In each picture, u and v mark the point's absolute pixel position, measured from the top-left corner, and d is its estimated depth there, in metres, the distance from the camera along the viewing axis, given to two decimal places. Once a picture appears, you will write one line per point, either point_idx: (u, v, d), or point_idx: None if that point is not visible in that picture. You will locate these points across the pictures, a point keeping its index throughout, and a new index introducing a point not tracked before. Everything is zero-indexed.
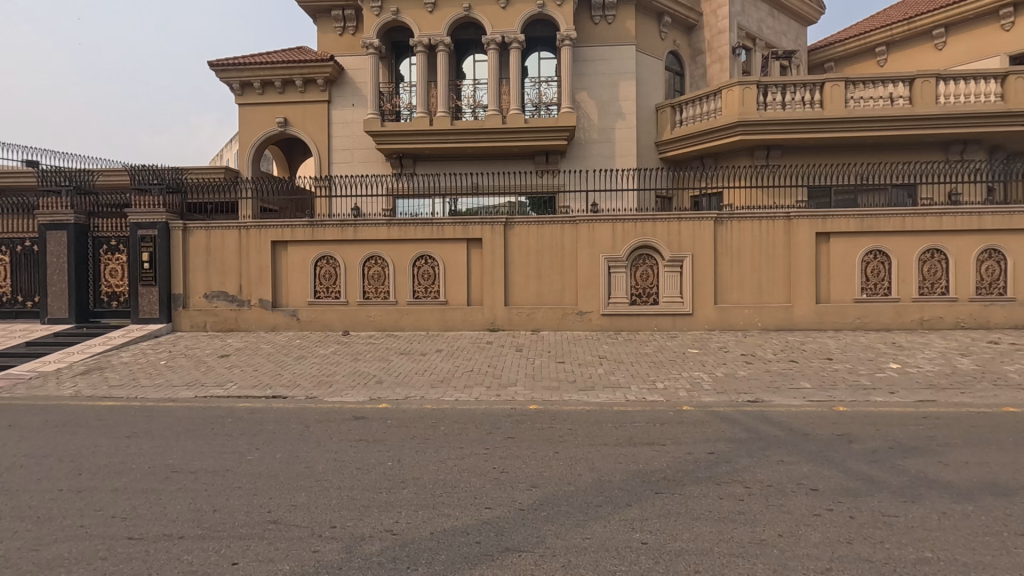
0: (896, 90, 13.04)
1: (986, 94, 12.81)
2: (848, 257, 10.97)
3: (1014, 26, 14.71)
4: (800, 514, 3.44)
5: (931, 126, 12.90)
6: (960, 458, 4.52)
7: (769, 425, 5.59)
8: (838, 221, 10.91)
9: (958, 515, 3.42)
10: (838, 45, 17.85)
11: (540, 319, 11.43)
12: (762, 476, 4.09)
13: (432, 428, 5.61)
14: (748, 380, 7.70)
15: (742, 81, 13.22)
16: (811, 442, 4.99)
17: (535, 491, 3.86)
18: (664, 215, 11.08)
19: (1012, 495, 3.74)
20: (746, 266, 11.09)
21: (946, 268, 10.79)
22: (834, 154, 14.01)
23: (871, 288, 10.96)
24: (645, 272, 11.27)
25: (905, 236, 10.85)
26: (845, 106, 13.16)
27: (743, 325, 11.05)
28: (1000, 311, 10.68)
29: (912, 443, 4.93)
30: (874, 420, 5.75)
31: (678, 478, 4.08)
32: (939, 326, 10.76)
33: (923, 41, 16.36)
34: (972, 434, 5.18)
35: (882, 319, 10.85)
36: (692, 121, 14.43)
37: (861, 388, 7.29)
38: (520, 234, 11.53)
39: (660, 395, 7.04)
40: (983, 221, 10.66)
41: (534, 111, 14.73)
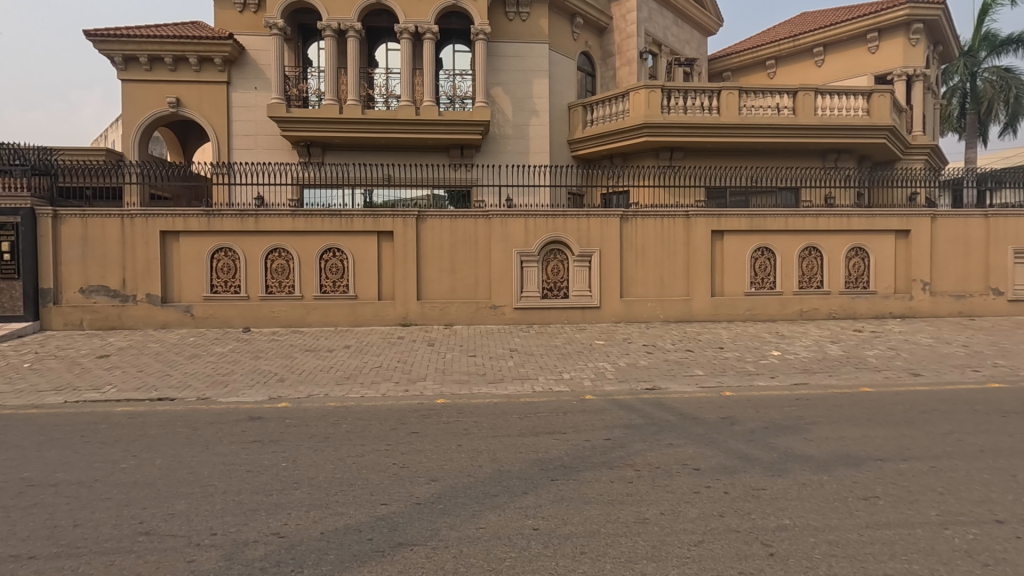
0: (782, 101, 14.27)
1: (855, 109, 14.33)
2: (740, 253, 11.85)
3: (879, 48, 16.53)
4: (681, 492, 3.68)
5: (811, 134, 14.19)
6: (821, 434, 5.05)
7: (663, 411, 5.94)
8: (731, 220, 11.75)
9: (814, 484, 3.83)
10: (734, 56, 19.20)
11: (453, 314, 11.39)
12: (651, 459, 4.34)
13: (333, 426, 5.43)
14: (647, 369, 8.12)
15: (648, 84, 13.87)
16: (698, 426, 5.36)
17: (434, 485, 3.85)
18: (575, 211, 11.40)
19: (861, 465, 4.22)
20: (649, 261, 11.67)
21: (820, 264, 11.96)
22: (729, 158, 15.05)
23: (759, 282, 11.92)
24: (555, 266, 11.54)
25: (788, 235, 11.90)
26: (739, 113, 14.16)
27: (647, 318, 11.64)
28: (865, 302, 12.00)
29: (785, 422, 5.44)
30: (754, 403, 6.29)
31: (574, 464, 4.23)
32: (815, 317, 11.91)
33: (805, 58, 17.99)
34: (834, 413, 5.80)
35: (768, 311, 11.84)
36: (603, 121, 14.97)
37: (746, 374, 7.93)
38: (432, 227, 11.40)
39: (565, 385, 7.30)
40: (851, 223, 11.93)
41: (448, 104, 14.63)
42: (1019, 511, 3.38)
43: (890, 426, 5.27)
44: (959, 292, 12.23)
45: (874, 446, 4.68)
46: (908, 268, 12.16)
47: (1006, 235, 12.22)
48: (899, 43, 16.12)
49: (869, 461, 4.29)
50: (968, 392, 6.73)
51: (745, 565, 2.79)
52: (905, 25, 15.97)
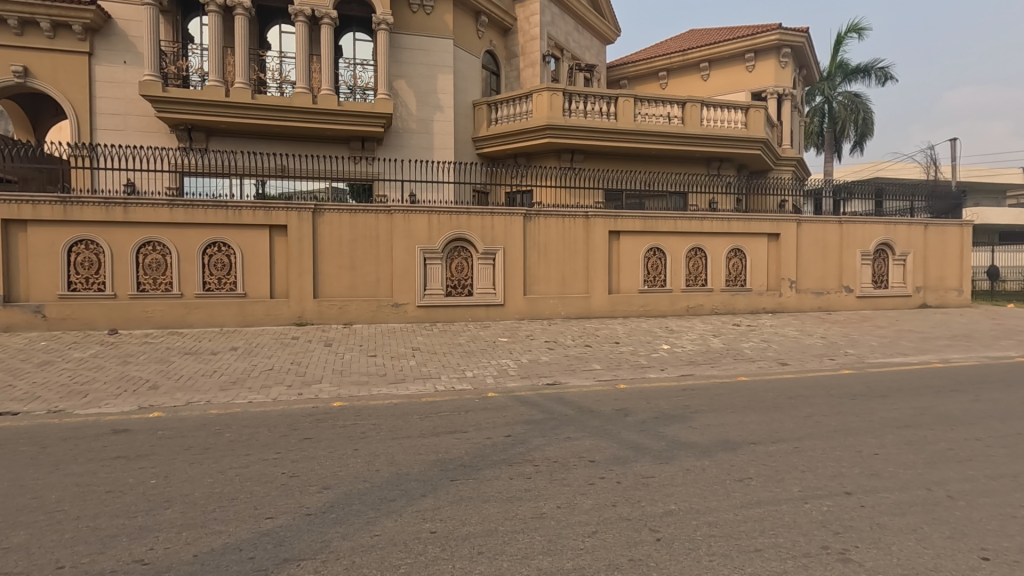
0: (673, 110, 15.22)
1: (735, 121, 15.64)
2: (635, 253, 12.49)
3: (755, 68, 18.19)
4: (577, 485, 3.79)
5: (698, 143, 15.28)
6: (704, 421, 5.44)
7: (562, 405, 6.10)
8: (627, 221, 12.35)
9: (697, 470, 4.11)
10: (630, 65, 20.16)
11: (353, 312, 10.96)
12: (550, 454, 4.43)
13: (215, 436, 4.98)
14: (548, 365, 8.31)
15: (551, 87, 14.23)
16: (594, 418, 5.56)
17: (326, 493, 3.65)
18: (479, 208, 11.39)
19: (736, 449, 4.60)
20: (551, 259, 11.96)
21: (705, 264, 12.94)
22: (625, 161, 15.80)
23: (651, 280, 12.65)
24: (459, 263, 11.46)
25: (677, 237, 12.73)
26: (634, 119, 14.93)
27: (549, 314, 11.92)
28: (743, 299, 13.15)
29: (672, 412, 5.80)
30: (646, 394, 6.65)
31: (474, 463, 4.21)
32: (700, 313, 12.85)
33: (692, 71, 19.32)
34: (715, 401, 6.28)
35: (659, 307, 12.60)
36: (507, 120, 15.13)
37: (640, 367, 8.38)
38: (330, 222, 10.87)
39: (468, 383, 7.26)
40: (731, 226, 13.02)
41: (348, 94, 14.01)
42: (863, 481, 3.85)
43: (762, 411, 5.80)
44: (819, 290, 13.78)
45: (749, 430, 5.12)
46: (778, 268, 13.50)
47: (855, 240, 13.97)
48: (771, 64, 17.90)
49: (744, 445, 4.68)
50: (824, 378, 7.59)
51: (635, 552, 2.91)
52: (776, 48, 17.76)
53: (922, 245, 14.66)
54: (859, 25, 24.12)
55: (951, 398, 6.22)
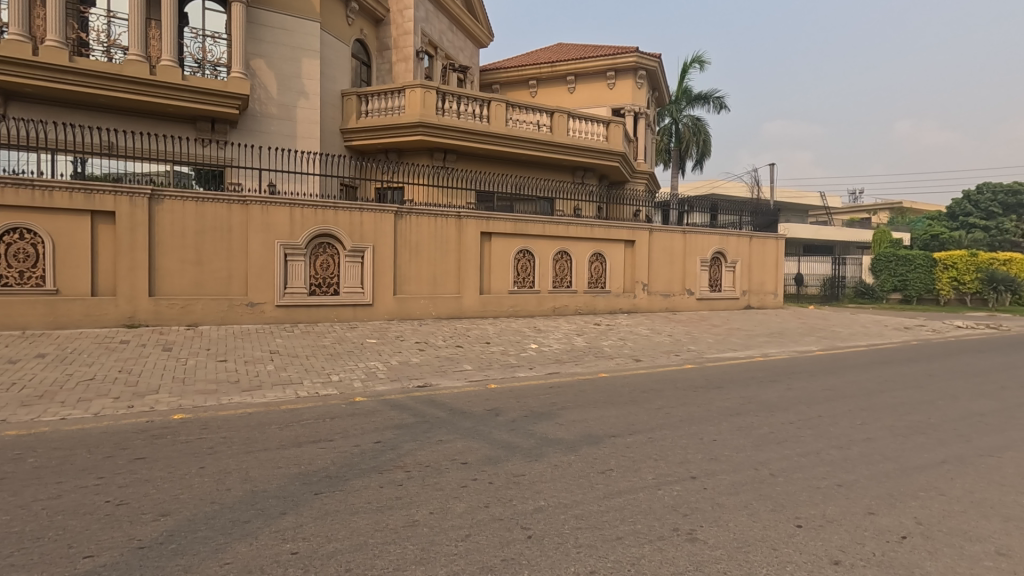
0: (542, 119, 15.83)
1: (598, 134, 16.71)
2: (505, 254, 12.78)
3: (615, 86, 19.61)
4: (450, 489, 3.75)
5: (565, 151, 16.07)
6: (569, 417, 5.71)
7: (434, 408, 6.02)
8: (498, 223, 12.59)
9: (564, 465, 4.29)
10: (502, 71, 20.56)
11: (198, 312, 9.83)
12: (422, 458, 4.34)
13: (14, 463, 4.13)
14: (418, 367, 8.16)
15: (424, 84, 14.05)
16: (466, 419, 5.57)
17: (165, 520, 3.21)
18: (346, 203, 10.83)
19: (599, 442, 4.89)
20: (423, 259, 11.78)
21: (570, 266, 13.65)
22: (497, 164, 16.10)
23: (521, 281, 13.04)
24: (325, 261, 10.79)
25: (545, 240, 13.27)
26: (505, 124, 15.26)
27: (419, 315, 11.72)
28: (602, 300, 14.09)
29: (540, 410, 6.01)
30: (516, 393, 6.82)
31: (340, 474, 3.98)
32: (565, 313, 13.53)
33: (560, 83, 20.24)
34: (580, 397, 6.64)
35: (528, 308, 13.03)
36: (378, 114, 14.62)
37: (509, 366, 8.56)
38: (171, 211, 9.63)
39: (333, 389, 6.86)
40: (594, 232, 13.89)
41: (195, 68, 12.38)
42: (705, 466, 4.31)
43: (620, 406, 6.24)
44: (666, 292, 15.24)
45: (609, 424, 5.48)
46: (633, 272, 14.69)
47: (696, 248, 15.68)
48: (629, 83, 19.44)
49: (606, 438, 4.99)
50: (672, 373, 8.39)
51: (508, 552, 2.95)
52: (633, 70, 19.36)
53: (747, 255, 16.92)
54: (701, 57, 27.08)
55: (770, 387, 7.22)
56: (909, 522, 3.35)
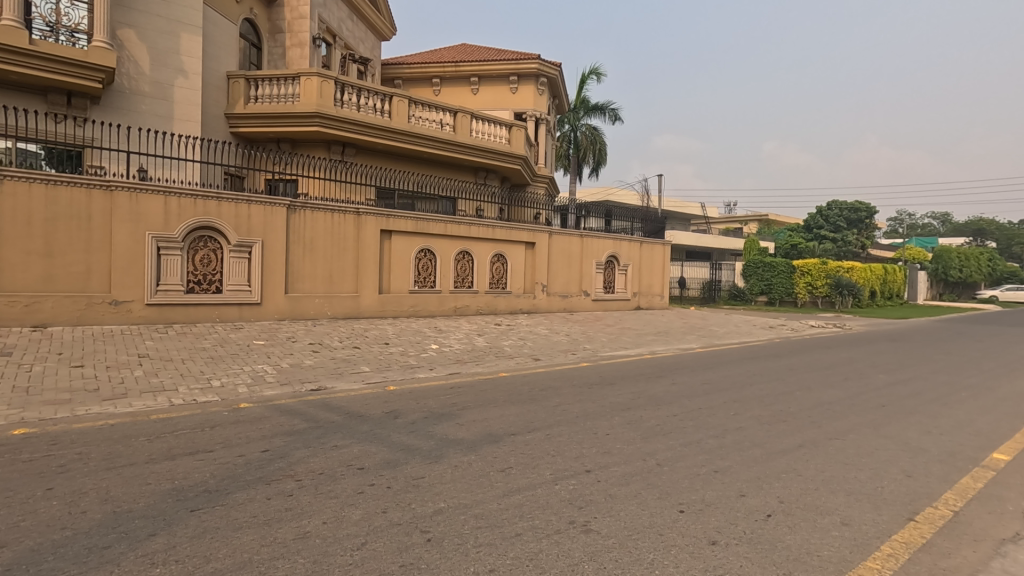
0: (445, 118, 15.71)
1: (500, 136, 16.90)
2: (406, 253, 12.52)
3: (518, 90, 19.94)
4: (345, 496, 3.59)
5: (467, 152, 16.09)
6: (470, 417, 5.71)
7: (329, 412, 5.74)
8: (398, 221, 12.32)
9: (464, 465, 4.28)
10: (404, 66, 20.13)
11: (48, 312, 8.61)
12: (315, 465, 4.12)
13: None
14: (312, 369, 7.74)
15: (321, 73, 13.39)
16: (363, 423, 5.36)
17: (3, 553, 2.77)
18: (232, 194, 10.02)
19: (499, 440, 4.95)
20: (317, 256, 11.20)
21: (471, 267, 13.68)
22: (398, 161, 15.73)
23: (421, 281, 12.84)
24: (205, 255, 9.87)
25: (446, 240, 13.18)
26: (408, 121, 14.95)
27: (313, 315, 11.14)
28: (503, 300, 14.28)
29: (441, 410, 5.95)
30: (416, 395, 6.70)
31: (222, 487, 3.66)
32: (466, 313, 13.53)
33: (463, 83, 20.20)
34: (480, 397, 6.68)
35: (429, 308, 12.88)
36: (268, 100, 13.71)
37: (409, 368, 8.39)
38: (13, 193, 8.35)
39: (214, 395, 6.31)
40: (495, 233, 14.03)
41: (47, 32, 10.66)
42: (599, 459, 4.51)
43: (520, 404, 6.35)
44: (564, 293, 15.77)
45: (509, 422, 5.55)
46: (533, 273, 15.04)
47: (592, 251, 16.40)
48: (530, 89, 19.87)
49: (506, 436, 5.06)
50: (569, 371, 8.68)
51: (406, 557, 2.88)
52: (535, 77, 19.82)
53: (638, 259, 18.00)
54: (598, 70, 28.34)
55: (657, 383, 7.72)
56: (773, 501, 3.74)
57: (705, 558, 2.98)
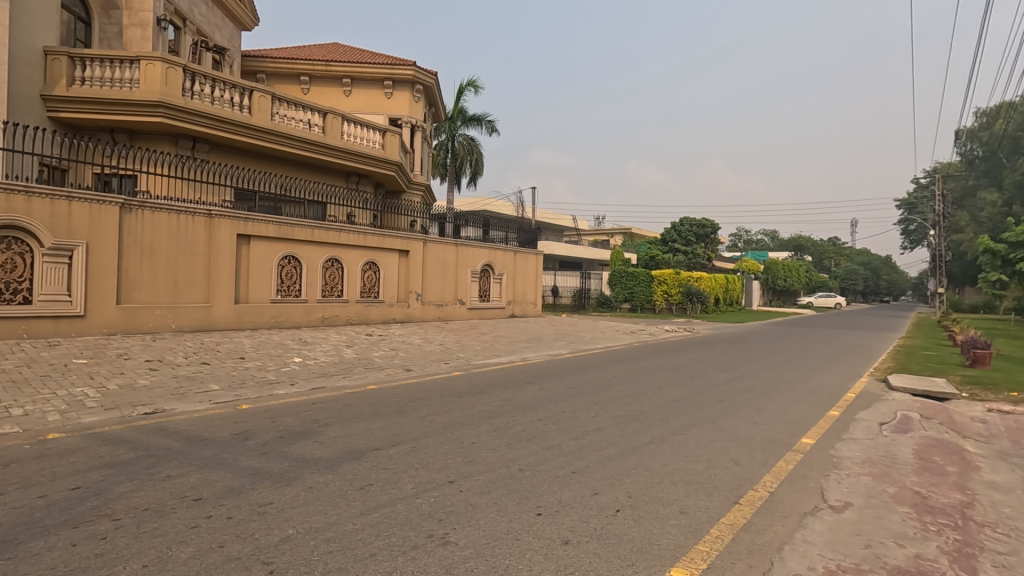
0: (313, 118, 14.91)
1: (373, 141, 16.40)
2: (266, 260, 11.64)
3: (393, 95, 19.55)
4: (174, 533, 3.19)
5: (338, 155, 15.40)
6: (331, 434, 5.40)
7: (164, 438, 5.08)
8: (258, 225, 11.42)
9: (319, 486, 4.02)
10: (269, 59, 18.78)
11: None
12: (139, 501, 3.62)
13: None
14: (146, 391, 6.81)
15: (167, 58, 12.02)
16: (206, 448, 4.83)
17: None
18: (49, 189, 8.60)
19: (361, 457, 4.74)
20: (160, 262, 9.99)
21: (341, 274, 13.06)
22: (260, 161, 14.60)
23: (285, 289, 12.03)
24: (9, 260, 8.32)
25: (313, 246, 12.48)
26: (271, 118, 13.95)
27: (153, 328, 9.90)
28: (374, 310, 13.83)
29: (299, 429, 5.57)
30: (272, 413, 6.20)
31: (12, 537, 3.07)
32: (335, 323, 12.88)
33: (334, 84, 19.33)
34: (343, 412, 6.36)
35: (292, 318, 12.07)
36: (100, 83, 12.00)
37: (267, 384, 7.73)
38: None
39: (14, 426, 5.29)
40: (367, 240, 13.56)
41: None
42: (463, 469, 4.50)
43: (386, 417, 6.15)
44: (439, 302, 15.68)
45: (373, 437, 5.34)
46: (406, 282, 14.76)
47: (468, 260, 16.51)
48: (406, 95, 19.59)
49: (368, 452, 4.86)
50: (440, 381, 8.59)
51: None
52: (410, 83, 19.58)
53: (512, 268, 18.46)
54: (475, 81, 28.69)
55: (525, 389, 7.93)
56: (622, 497, 3.99)
57: (557, 558, 3.08)
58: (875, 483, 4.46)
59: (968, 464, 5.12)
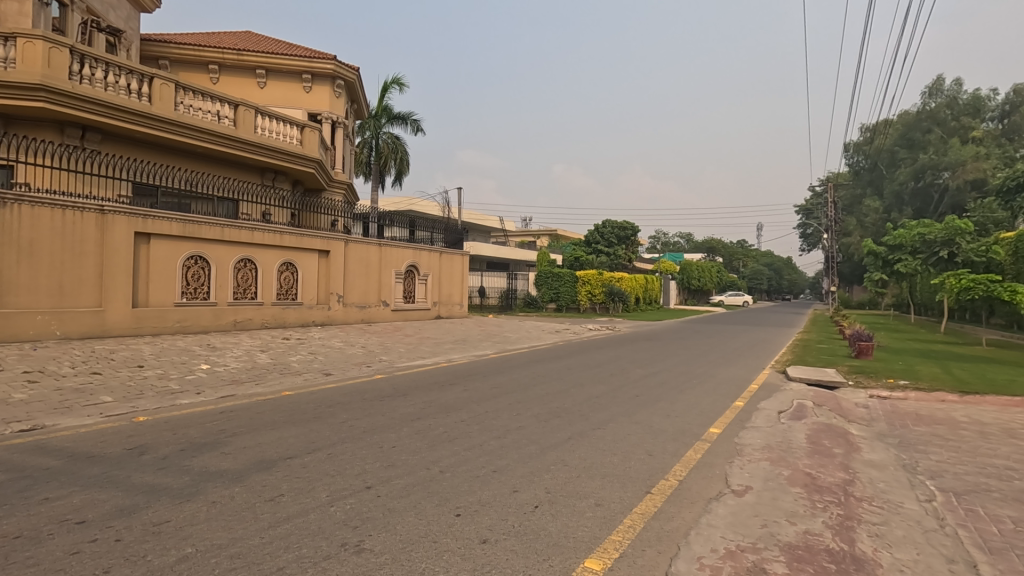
0: (223, 110, 14.03)
1: (290, 136, 15.69)
2: (169, 260, 10.83)
3: (312, 90, 18.78)
4: (51, 561, 2.88)
5: (251, 150, 14.57)
6: (240, 444, 5.10)
7: (43, 457, 4.58)
8: (160, 223, 10.58)
9: (224, 500, 3.78)
10: (172, 45, 17.47)
11: None
12: (10, 528, 3.24)
13: None
14: (23, 406, 6.10)
15: (50, 37, 10.85)
16: (93, 466, 4.40)
17: None
18: None
19: (272, 467, 4.50)
20: (43, 263, 9.02)
21: (255, 276, 12.38)
22: (162, 154, 13.54)
23: (191, 292, 11.24)
24: None
25: (223, 246, 11.75)
26: (175, 108, 12.97)
27: (34, 336, 8.92)
28: (292, 312, 13.21)
29: (203, 440, 5.21)
30: (173, 424, 5.76)
31: None
32: (248, 327, 12.18)
33: (247, 75, 18.29)
34: (254, 420, 6.02)
35: (200, 322, 11.28)
36: None
37: (169, 394, 7.17)
38: None
39: None
40: (284, 239, 12.94)
41: None
42: (381, 473, 4.39)
43: (302, 424, 5.89)
44: (362, 304, 15.25)
45: (287, 446, 5.10)
46: (327, 283, 14.23)
47: (392, 261, 16.17)
48: (326, 90, 18.89)
49: (280, 461, 4.63)
50: (361, 385, 8.36)
51: None
52: (331, 78, 18.90)
53: (438, 269, 18.29)
54: (400, 79, 28.18)
55: (449, 390, 7.86)
56: (541, 493, 4.05)
57: (474, 558, 3.08)
58: (772, 467, 4.82)
59: (851, 446, 5.65)
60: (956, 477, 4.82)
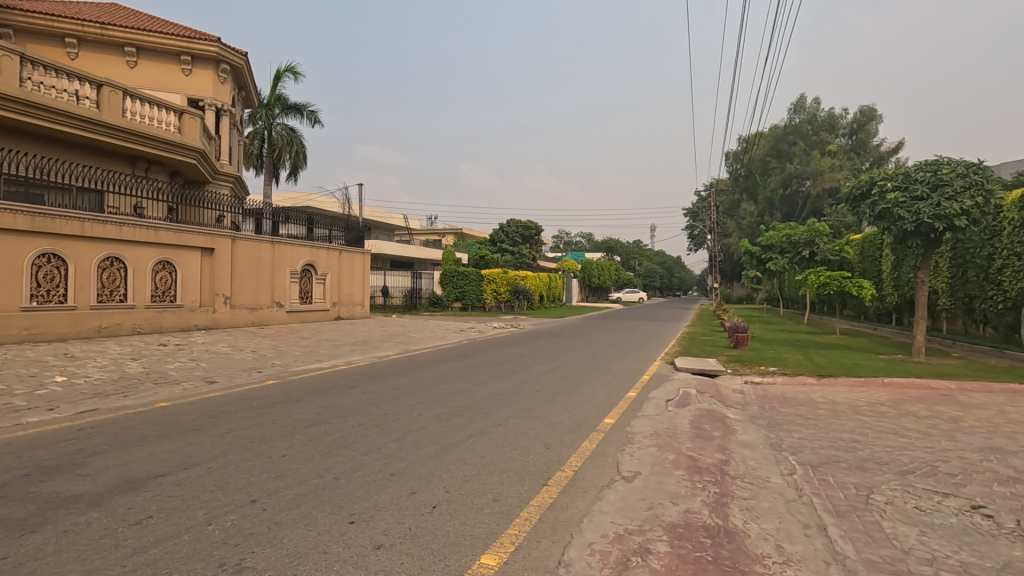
0: (82, 90, 12.48)
1: (166, 123, 14.29)
2: (14, 259, 9.44)
3: (192, 73, 17.22)
4: None
5: (119, 136, 13.09)
6: (101, 465, 4.55)
7: None
8: (1, 215, 9.19)
9: (79, 528, 3.35)
10: (18, 12, 15.23)
11: None
12: None
13: None
14: None
15: None
16: None
17: None
18: None
19: (140, 487, 4.06)
20: None
21: (123, 276, 11.14)
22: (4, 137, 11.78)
23: (42, 295, 9.89)
24: None
25: (83, 242, 10.44)
26: (20, 85, 11.29)
27: None
28: (171, 316, 12.03)
29: (55, 463, 4.58)
30: (17, 447, 5.01)
31: None
32: (116, 334, 10.92)
33: (114, 52, 16.40)
34: (121, 437, 5.40)
35: (55, 329, 9.94)
36: None
37: (13, 412, 6.23)
38: None
39: None
40: (158, 236, 11.74)
41: None
42: (268, 485, 4.11)
43: (178, 438, 5.37)
44: (252, 305, 14.25)
45: (159, 462, 4.63)
46: (211, 283, 13.12)
47: (286, 260, 15.26)
48: (209, 74, 17.41)
49: (150, 480, 4.19)
50: (250, 392, 7.80)
51: None
52: (214, 61, 17.44)
53: (337, 268, 17.54)
54: (294, 68, 26.72)
55: (347, 394, 7.56)
56: (439, 493, 4.00)
57: (367, 565, 2.98)
58: (659, 452, 5.14)
59: (728, 429, 6.17)
60: (812, 451, 5.42)
